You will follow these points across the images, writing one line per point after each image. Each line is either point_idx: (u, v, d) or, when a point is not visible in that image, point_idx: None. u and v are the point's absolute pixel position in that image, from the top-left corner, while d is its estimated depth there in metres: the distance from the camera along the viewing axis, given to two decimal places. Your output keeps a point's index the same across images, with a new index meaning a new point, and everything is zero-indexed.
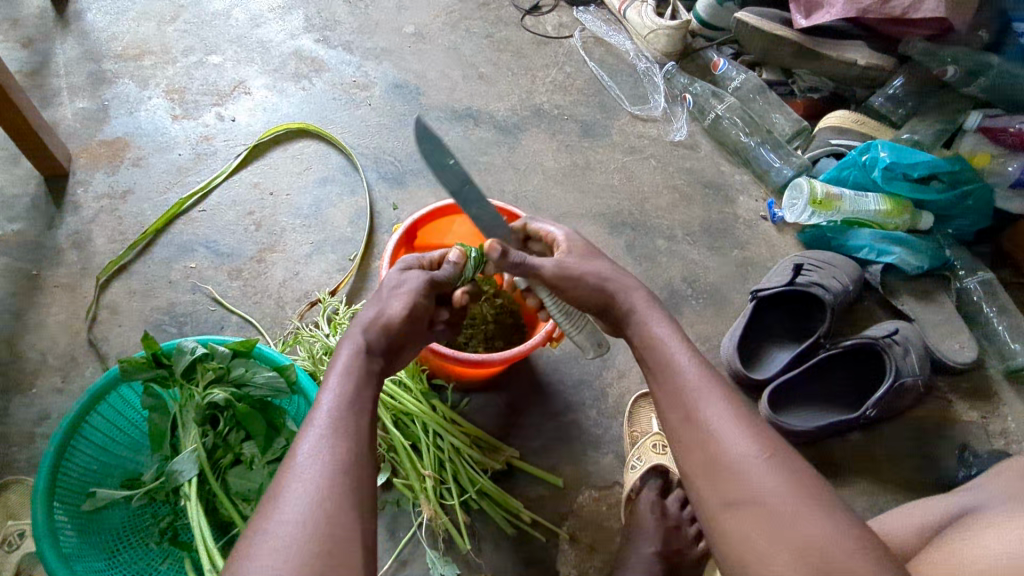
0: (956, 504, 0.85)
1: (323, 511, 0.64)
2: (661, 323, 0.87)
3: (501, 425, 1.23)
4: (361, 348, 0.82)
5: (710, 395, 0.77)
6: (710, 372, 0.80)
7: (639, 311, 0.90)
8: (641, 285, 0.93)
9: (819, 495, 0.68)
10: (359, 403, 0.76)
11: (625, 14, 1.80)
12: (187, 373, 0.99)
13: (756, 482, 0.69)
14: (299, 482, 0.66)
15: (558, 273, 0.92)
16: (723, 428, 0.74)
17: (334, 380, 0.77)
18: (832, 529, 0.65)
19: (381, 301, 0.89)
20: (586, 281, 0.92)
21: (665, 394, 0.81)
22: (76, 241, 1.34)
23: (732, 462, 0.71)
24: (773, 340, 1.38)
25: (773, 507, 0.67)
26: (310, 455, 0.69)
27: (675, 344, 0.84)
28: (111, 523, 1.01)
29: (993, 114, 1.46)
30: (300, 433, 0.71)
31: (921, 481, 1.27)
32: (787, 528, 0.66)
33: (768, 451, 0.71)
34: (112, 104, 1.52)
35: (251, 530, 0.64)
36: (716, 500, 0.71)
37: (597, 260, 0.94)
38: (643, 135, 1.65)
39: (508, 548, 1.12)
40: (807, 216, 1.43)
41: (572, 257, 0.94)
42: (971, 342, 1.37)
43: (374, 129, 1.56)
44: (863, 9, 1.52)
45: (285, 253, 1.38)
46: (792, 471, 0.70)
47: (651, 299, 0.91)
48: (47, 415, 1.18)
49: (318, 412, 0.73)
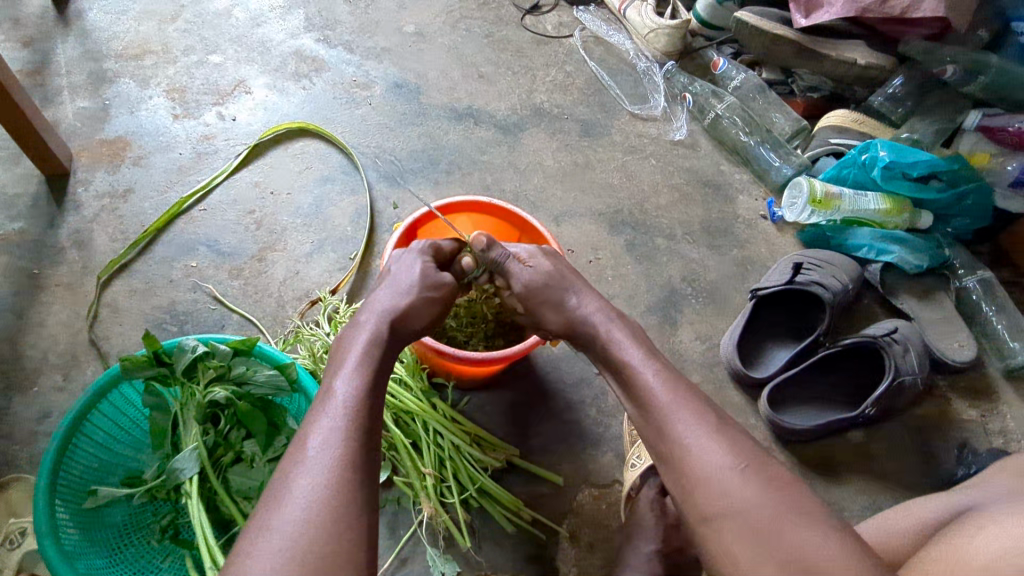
0: (955, 502, 0.85)
1: (330, 503, 0.65)
2: (629, 347, 0.87)
3: (501, 423, 1.24)
4: (377, 337, 0.83)
5: (680, 409, 0.77)
6: (678, 383, 0.80)
7: (601, 329, 0.91)
8: (605, 308, 0.93)
9: (797, 502, 0.68)
10: (370, 395, 0.76)
11: (625, 14, 1.80)
12: (187, 372, 0.99)
13: (731, 494, 0.70)
14: (309, 473, 0.67)
15: (523, 291, 0.97)
16: (697, 440, 0.74)
17: (348, 369, 0.77)
18: (810, 538, 0.65)
19: (404, 292, 0.89)
20: (547, 311, 0.96)
21: (639, 412, 0.81)
22: (77, 239, 1.35)
23: (707, 477, 0.72)
24: (772, 340, 1.38)
25: (751, 518, 0.68)
26: (322, 444, 0.69)
27: (642, 365, 0.84)
28: (113, 521, 1.01)
29: (993, 113, 1.48)
30: (311, 422, 0.72)
31: (921, 480, 1.27)
32: (766, 539, 0.66)
33: (745, 463, 0.71)
34: (113, 103, 1.52)
35: (257, 521, 0.65)
36: (695, 514, 0.72)
37: (561, 283, 0.95)
38: (643, 134, 1.65)
39: (509, 546, 1.13)
40: (806, 215, 1.44)
41: (536, 277, 0.96)
42: (970, 341, 1.38)
43: (374, 129, 1.56)
44: (863, 9, 1.52)
45: (285, 252, 1.38)
46: (771, 481, 0.70)
47: (613, 316, 0.92)
48: (48, 414, 1.18)
49: (332, 400, 0.74)
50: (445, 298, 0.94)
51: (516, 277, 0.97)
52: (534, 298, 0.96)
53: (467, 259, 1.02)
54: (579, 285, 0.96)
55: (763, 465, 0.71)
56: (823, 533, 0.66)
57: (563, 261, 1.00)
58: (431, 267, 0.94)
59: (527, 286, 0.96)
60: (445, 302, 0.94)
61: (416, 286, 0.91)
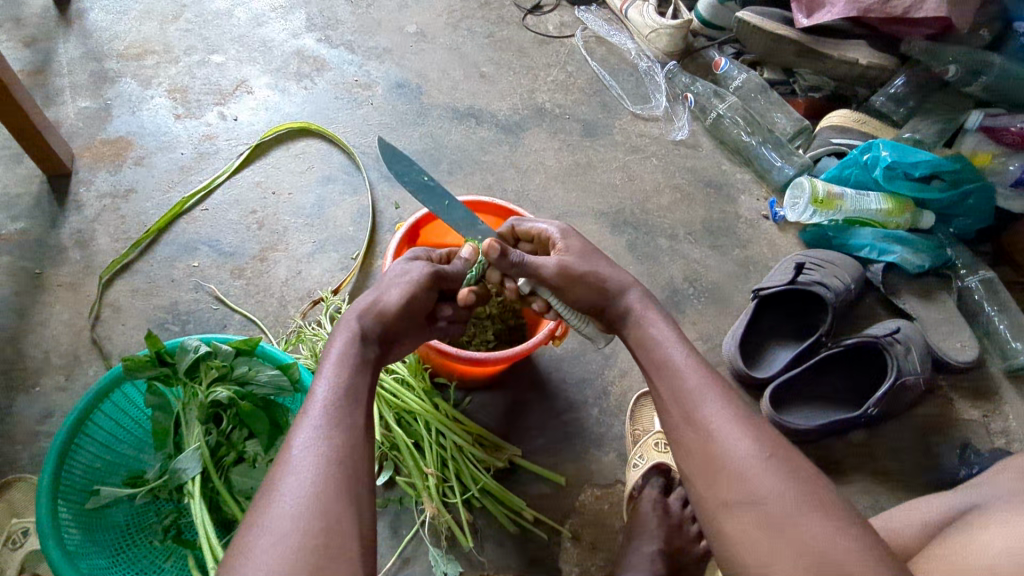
0: (957, 501, 0.85)
1: (318, 503, 0.65)
2: (658, 326, 0.88)
3: (503, 423, 1.24)
4: (356, 338, 0.83)
5: (709, 395, 0.78)
6: (706, 370, 0.81)
7: (636, 309, 0.91)
8: (642, 292, 0.93)
9: (817, 493, 0.68)
10: (354, 395, 0.76)
11: (626, 14, 1.80)
12: (190, 372, 0.99)
13: (754, 482, 0.70)
14: (293, 477, 0.66)
15: (560, 273, 0.94)
16: (723, 428, 0.74)
17: (327, 372, 0.77)
18: (828, 532, 0.64)
19: (374, 289, 0.91)
20: (589, 285, 0.93)
21: (663, 400, 0.82)
22: (79, 239, 1.35)
23: (731, 464, 0.72)
24: (774, 340, 1.38)
25: (772, 508, 0.68)
26: (305, 447, 0.69)
27: (673, 343, 0.85)
28: (115, 522, 1.01)
29: (994, 113, 1.48)
30: (296, 423, 0.72)
31: (923, 480, 1.27)
32: (786, 530, 0.66)
33: (769, 451, 0.71)
34: (115, 103, 1.52)
35: (248, 526, 0.65)
36: (714, 499, 0.72)
37: (596, 259, 0.95)
38: (645, 134, 1.65)
39: (511, 546, 1.12)
40: (808, 215, 1.44)
41: (571, 256, 0.95)
42: (973, 341, 1.38)
43: (376, 128, 1.56)
44: (864, 9, 1.53)
45: (287, 252, 1.38)
46: (793, 473, 0.70)
47: (648, 297, 0.93)
48: (50, 414, 1.18)
49: (313, 404, 0.73)
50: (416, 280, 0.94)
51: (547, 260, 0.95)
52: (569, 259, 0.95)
53: (465, 250, 1.02)
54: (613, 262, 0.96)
55: (788, 457, 0.72)
56: (840, 525, 0.65)
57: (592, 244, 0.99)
58: (402, 264, 0.97)
59: (562, 267, 0.94)
60: (424, 288, 0.94)
61: (389, 282, 0.92)
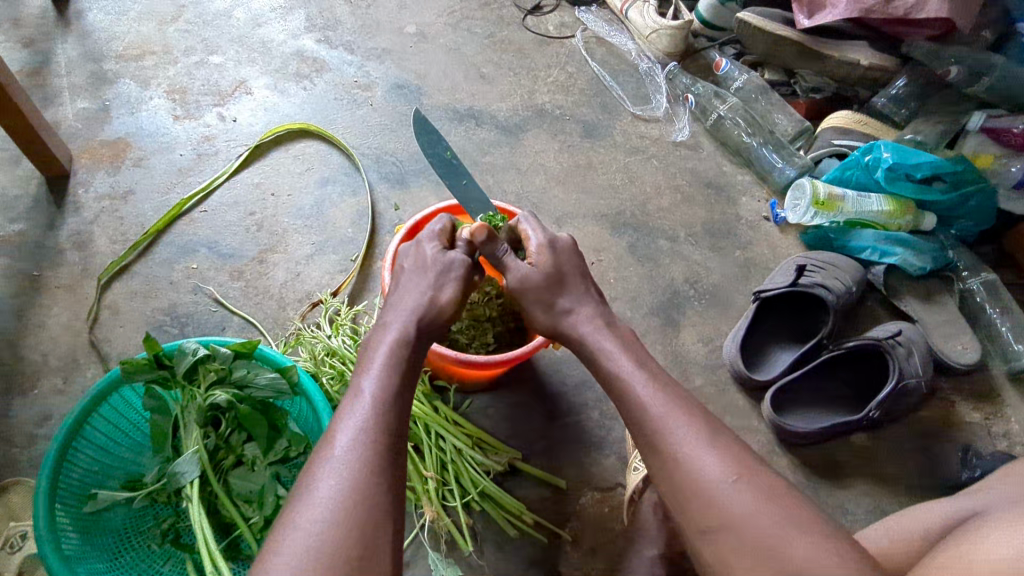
0: (960, 507, 0.84)
1: (355, 504, 0.66)
2: (618, 356, 0.87)
3: (502, 425, 1.23)
4: (404, 339, 0.84)
5: (672, 418, 0.77)
6: (666, 392, 0.81)
7: (589, 341, 0.91)
8: (596, 322, 0.92)
9: (795, 511, 0.69)
10: (399, 397, 0.77)
11: (627, 15, 1.79)
12: (189, 374, 0.99)
13: (728, 506, 0.70)
14: (333, 475, 0.67)
15: (519, 283, 0.95)
16: (691, 455, 0.74)
17: (374, 371, 0.79)
18: (809, 549, 0.66)
19: (425, 284, 0.91)
20: (536, 311, 0.95)
21: (631, 426, 0.81)
22: (77, 241, 1.34)
23: (701, 489, 0.72)
24: (775, 341, 1.37)
25: (749, 532, 0.68)
26: (348, 442, 0.70)
27: (633, 373, 0.84)
28: (113, 525, 1.00)
29: (996, 114, 1.48)
30: (338, 422, 0.73)
31: (925, 483, 1.27)
32: (770, 551, 0.67)
33: (736, 474, 0.71)
34: (113, 104, 1.51)
35: (282, 524, 0.65)
36: (690, 528, 0.73)
37: (560, 286, 0.94)
38: (645, 135, 1.64)
39: (510, 550, 1.12)
40: (809, 216, 1.43)
41: (538, 277, 0.94)
42: (974, 343, 1.37)
43: (376, 130, 1.56)
44: (867, 10, 1.53)
45: (286, 254, 1.37)
46: (760, 491, 0.70)
47: (599, 326, 0.92)
48: (48, 417, 1.17)
49: (358, 399, 0.75)
50: (468, 278, 0.94)
51: (515, 270, 0.95)
52: (527, 296, 0.95)
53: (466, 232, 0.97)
54: (576, 290, 0.95)
55: (757, 475, 0.72)
56: (822, 543, 0.66)
57: (574, 259, 0.98)
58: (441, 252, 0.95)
59: (524, 282, 0.94)
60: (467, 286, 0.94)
61: (433, 277, 0.92)
